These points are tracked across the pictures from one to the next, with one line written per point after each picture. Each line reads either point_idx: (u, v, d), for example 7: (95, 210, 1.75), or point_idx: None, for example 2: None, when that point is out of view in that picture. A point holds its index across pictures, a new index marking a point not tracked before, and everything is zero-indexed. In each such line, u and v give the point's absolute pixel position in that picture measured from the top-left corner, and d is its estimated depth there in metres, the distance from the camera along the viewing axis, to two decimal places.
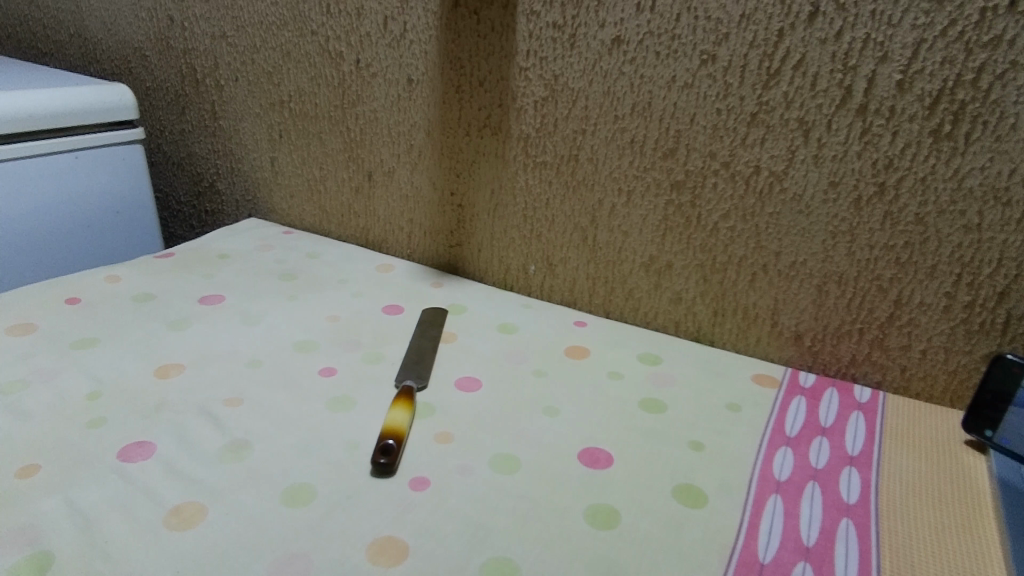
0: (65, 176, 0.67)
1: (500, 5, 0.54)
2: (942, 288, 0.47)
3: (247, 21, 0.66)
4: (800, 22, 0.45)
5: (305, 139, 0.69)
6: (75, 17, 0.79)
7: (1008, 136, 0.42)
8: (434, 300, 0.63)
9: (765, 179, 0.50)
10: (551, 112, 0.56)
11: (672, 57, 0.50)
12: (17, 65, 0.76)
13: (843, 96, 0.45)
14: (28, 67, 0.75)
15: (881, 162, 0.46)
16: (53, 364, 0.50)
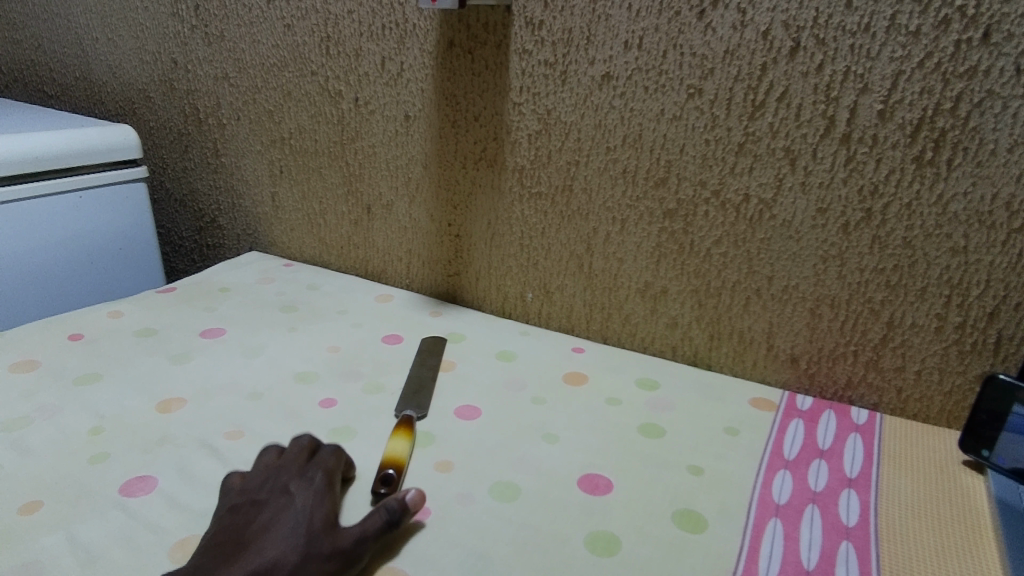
0: (69, 215, 0.68)
1: (493, 45, 0.56)
2: (933, 309, 0.48)
3: (249, 63, 0.68)
4: (782, 57, 0.46)
5: (305, 175, 0.71)
6: (80, 61, 0.81)
7: (988, 162, 0.43)
8: (434, 330, 0.64)
9: (755, 207, 0.51)
10: (545, 145, 0.58)
11: (660, 91, 0.51)
12: (23, 109, 0.78)
13: (827, 126, 0.47)
14: (33, 110, 0.77)
15: (866, 189, 0.47)
16: (57, 400, 0.51)
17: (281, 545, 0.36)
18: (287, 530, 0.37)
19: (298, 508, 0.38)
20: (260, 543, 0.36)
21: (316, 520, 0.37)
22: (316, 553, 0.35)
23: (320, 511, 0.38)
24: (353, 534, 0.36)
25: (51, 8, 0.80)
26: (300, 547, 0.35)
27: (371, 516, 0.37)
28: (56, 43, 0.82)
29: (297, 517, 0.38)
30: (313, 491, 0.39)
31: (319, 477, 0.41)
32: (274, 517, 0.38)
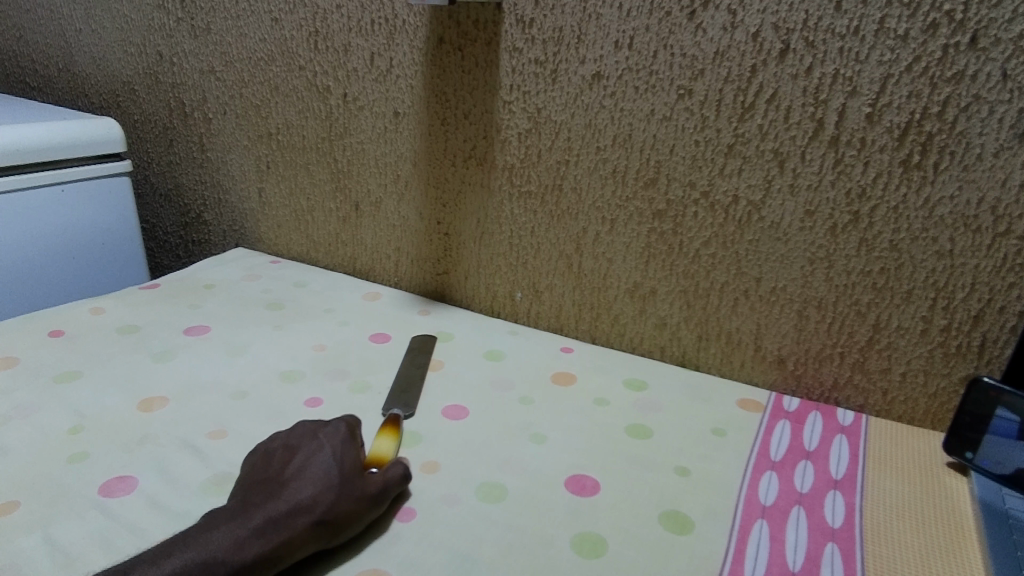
0: (50, 208, 0.67)
1: (483, 42, 0.56)
2: (919, 312, 0.48)
3: (237, 57, 0.67)
4: (772, 59, 0.46)
5: (293, 171, 0.70)
6: (63, 52, 0.80)
7: (975, 166, 0.43)
8: (422, 329, 0.64)
9: (743, 209, 0.51)
10: (535, 143, 0.57)
11: (650, 92, 0.51)
12: (4, 100, 0.76)
13: (816, 128, 0.47)
14: (14, 102, 0.76)
15: (854, 192, 0.47)
16: (35, 398, 0.50)
17: (318, 484, 0.38)
18: (321, 470, 0.39)
19: (328, 451, 0.41)
20: (297, 482, 0.38)
21: (347, 462, 0.40)
22: (350, 494, 0.38)
23: (347, 456, 0.41)
24: (379, 483, 0.40)
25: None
26: (335, 487, 0.38)
27: (391, 472, 0.41)
28: (39, 34, 0.81)
29: (327, 459, 0.40)
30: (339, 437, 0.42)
31: (344, 427, 0.43)
32: (305, 459, 0.40)
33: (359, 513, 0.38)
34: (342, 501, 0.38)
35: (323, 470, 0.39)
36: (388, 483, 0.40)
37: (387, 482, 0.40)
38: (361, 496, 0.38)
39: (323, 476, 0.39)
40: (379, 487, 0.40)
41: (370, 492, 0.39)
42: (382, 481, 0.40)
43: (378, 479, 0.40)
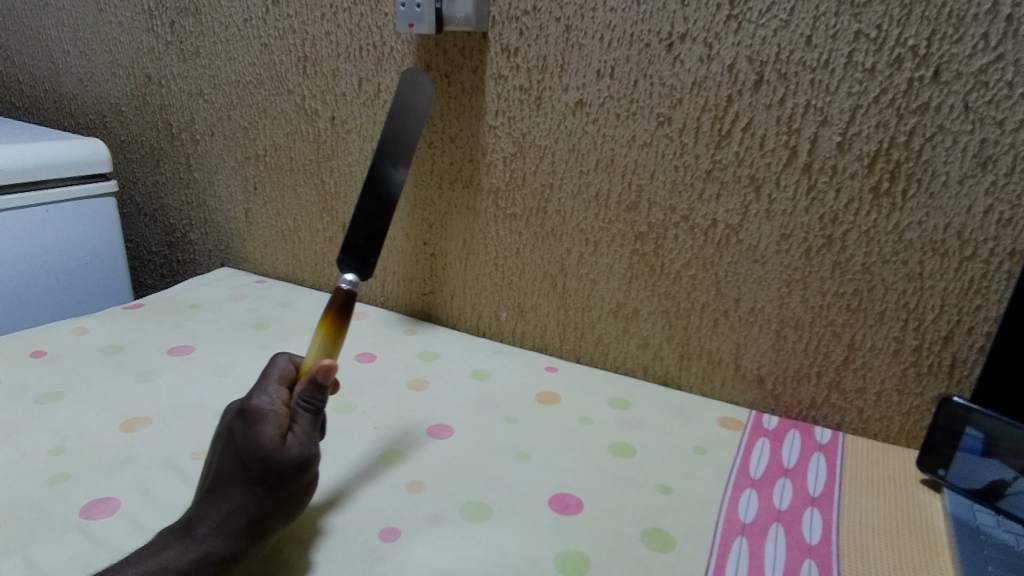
0: (32, 228, 0.66)
1: (469, 69, 0.57)
2: (892, 332, 0.50)
3: (224, 80, 0.68)
4: (746, 89, 0.48)
5: (279, 191, 0.70)
6: (50, 74, 0.80)
7: (941, 193, 0.45)
8: (408, 348, 0.64)
9: (722, 232, 0.53)
10: (519, 167, 0.59)
11: (631, 119, 0.53)
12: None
13: (789, 156, 0.48)
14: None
15: (827, 217, 0.49)
16: (17, 420, 0.50)
17: (245, 483, 0.37)
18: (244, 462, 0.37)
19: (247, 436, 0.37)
20: (221, 482, 0.37)
21: (261, 447, 0.37)
22: (273, 481, 0.37)
23: (255, 433, 0.37)
24: (296, 450, 0.37)
25: (22, 21, 0.79)
26: (253, 482, 0.37)
27: (309, 425, 0.38)
28: (26, 55, 0.81)
29: (238, 447, 0.38)
30: (244, 412, 0.38)
31: (258, 397, 0.39)
32: (224, 450, 0.38)
33: (291, 492, 0.37)
34: (264, 493, 0.37)
35: (236, 460, 0.37)
36: (309, 444, 0.38)
37: (306, 446, 0.38)
38: (282, 476, 0.37)
39: (237, 471, 0.37)
40: (298, 454, 0.37)
41: (289, 466, 0.37)
42: (305, 443, 0.38)
43: (295, 446, 0.37)
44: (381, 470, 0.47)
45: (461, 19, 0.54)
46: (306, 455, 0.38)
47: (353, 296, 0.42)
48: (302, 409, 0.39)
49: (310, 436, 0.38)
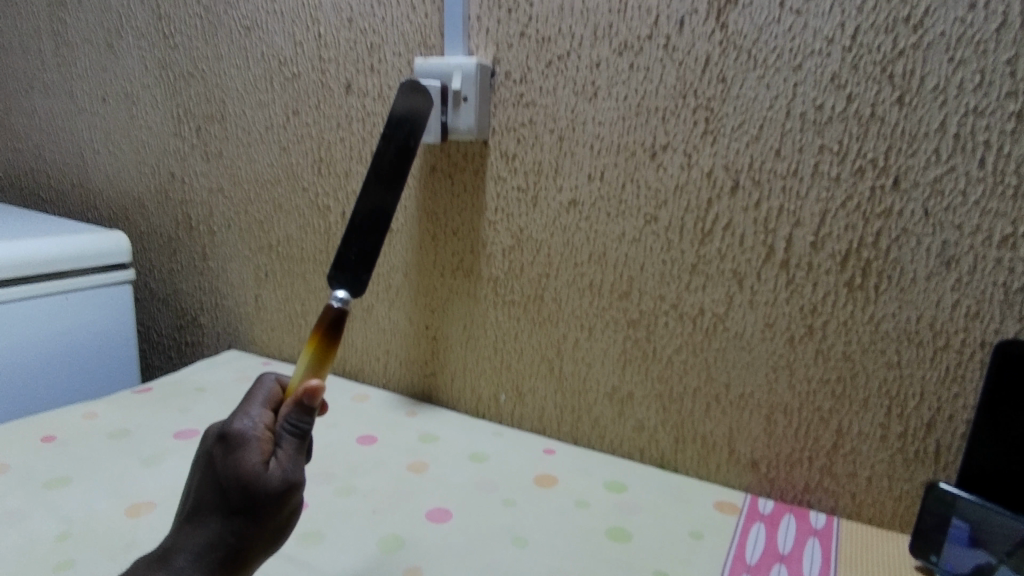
0: (51, 315, 0.69)
1: (472, 171, 0.62)
2: (876, 418, 0.52)
3: (243, 177, 0.73)
4: (724, 194, 0.52)
5: (290, 278, 0.73)
6: (78, 171, 0.85)
7: (911, 288, 0.48)
8: (409, 430, 0.66)
9: (709, 320, 0.56)
10: (518, 257, 0.62)
11: (620, 217, 0.57)
12: (18, 214, 0.81)
13: (767, 252, 0.52)
14: (28, 215, 0.80)
15: (807, 308, 0.52)
16: (25, 505, 0.51)
17: (224, 512, 0.34)
18: (225, 488, 0.34)
19: (228, 460, 0.35)
20: (200, 511, 0.35)
21: (241, 475, 0.34)
22: (254, 511, 0.34)
23: (237, 458, 0.34)
24: (280, 477, 0.34)
25: (56, 124, 0.85)
26: (232, 512, 0.34)
27: (294, 449, 0.35)
28: (57, 154, 0.87)
29: (218, 472, 0.35)
30: (224, 435, 0.35)
31: (242, 418, 0.36)
32: (204, 474, 0.36)
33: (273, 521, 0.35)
34: (244, 520, 0.34)
35: (216, 486, 0.35)
36: (293, 470, 0.35)
37: (290, 472, 0.35)
38: (264, 504, 0.34)
39: (217, 497, 0.35)
40: (281, 481, 0.34)
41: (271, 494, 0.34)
42: (289, 469, 0.35)
43: (278, 474, 0.34)
44: (380, 554, 0.48)
45: (464, 129, 0.58)
46: (290, 483, 0.35)
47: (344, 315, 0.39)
48: (287, 433, 0.36)
49: (295, 461, 0.35)
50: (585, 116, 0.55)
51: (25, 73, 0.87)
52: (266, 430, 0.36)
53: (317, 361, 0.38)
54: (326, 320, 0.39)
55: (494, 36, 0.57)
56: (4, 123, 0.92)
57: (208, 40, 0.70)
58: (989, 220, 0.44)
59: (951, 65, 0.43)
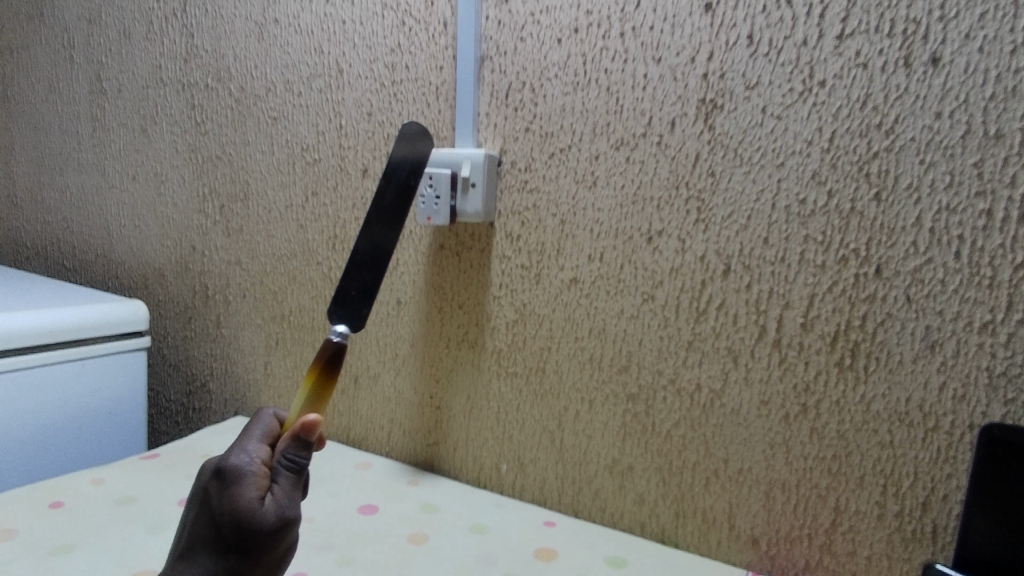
0: (68, 380, 0.71)
1: (478, 249, 0.65)
2: (873, 496, 0.52)
3: (260, 250, 0.76)
4: (717, 276, 0.55)
5: (299, 347, 0.76)
6: (103, 242, 0.90)
7: (899, 369, 0.50)
8: (410, 500, 0.67)
9: (706, 395, 0.57)
10: (521, 331, 0.65)
11: (619, 295, 0.59)
12: (43, 283, 0.84)
13: (760, 332, 0.54)
14: (53, 284, 0.84)
15: (800, 386, 0.54)
16: (30, 573, 0.51)
17: (219, 548, 0.35)
18: (221, 524, 0.35)
19: (224, 497, 0.36)
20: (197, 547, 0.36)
21: (237, 512, 0.35)
22: (248, 547, 0.35)
23: (232, 494, 0.35)
24: (275, 513, 0.35)
25: (86, 198, 0.90)
26: (227, 547, 0.35)
27: (289, 486, 0.37)
28: (84, 226, 0.91)
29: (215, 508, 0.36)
30: (221, 471, 0.36)
31: (239, 453, 0.37)
32: (202, 508, 0.37)
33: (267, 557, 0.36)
34: (241, 557, 0.35)
35: (213, 521, 0.36)
36: (287, 507, 0.36)
37: (284, 509, 0.36)
38: (259, 540, 0.35)
39: (214, 533, 0.36)
40: (275, 517, 0.35)
41: (265, 530, 0.35)
42: (284, 507, 0.36)
43: (272, 510, 0.35)
44: None
45: (472, 212, 0.62)
46: (285, 519, 0.36)
47: (343, 351, 0.42)
48: (283, 472, 0.37)
49: (289, 497, 0.36)
50: (586, 202, 0.59)
51: (61, 152, 0.92)
52: (261, 466, 0.37)
53: (315, 396, 0.41)
54: (324, 356, 0.41)
55: (501, 130, 0.62)
56: (36, 197, 0.97)
57: (235, 126, 0.75)
58: (969, 307, 0.47)
59: (922, 167, 0.46)
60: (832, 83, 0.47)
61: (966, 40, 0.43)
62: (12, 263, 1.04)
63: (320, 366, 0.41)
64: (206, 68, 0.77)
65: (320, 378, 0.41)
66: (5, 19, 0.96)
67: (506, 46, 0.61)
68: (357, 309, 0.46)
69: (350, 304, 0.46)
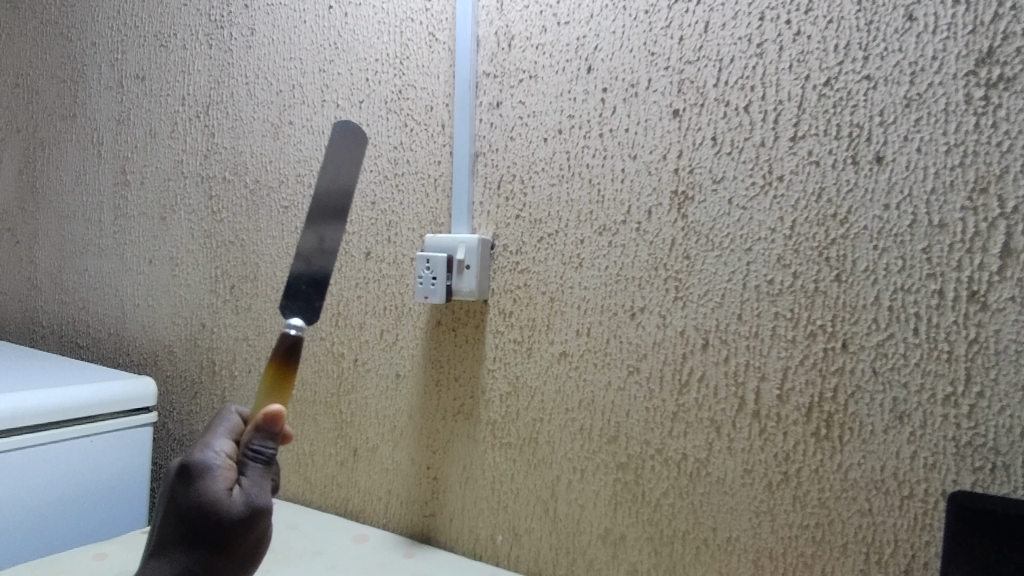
0: (77, 456, 0.74)
1: (473, 324, 0.69)
2: (857, 566, 0.52)
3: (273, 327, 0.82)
4: (697, 350, 0.58)
5: (301, 419, 0.82)
6: (117, 320, 0.95)
7: (871, 439, 0.51)
8: (406, 572, 0.67)
9: (692, 464, 0.59)
10: (514, 403, 0.67)
11: (607, 367, 0.63)
12: (59, 361, 0.88)
13: (739, 403, 0.57)
14: (68, 361, 0.88)
15: (780, 455, 0.55)
16: None
17: (198, 535, 0.42)
18: (197, 514, 0.42)
19: (197, 493, 0.42)
20: (176, 538, 0.43)
21: (211, 504, 0.42)
22: (225, 532, 0.42)
23: (202, 488, 0.42)
24: (245, 501, 0.42)
25: (104, 280, 0.96)
26: (205, 535, 0.42)
27: (255, 476, 0.44)
28: (100, 306, 0.97)
29: (187, 503, 0.42)
30: (190, 471, 0.43)
31: (204, 452, 0.44)
32: (174, 504, 0.43)
33: (244, 538, 0.43)
34: (218, 542, 0.43)
35: (186, 515, 0.42)
36: (255, 493, 0.43)
37: (253, 496, 0.43)
38: (232, 526, 0.42)
39: (189, 524, 0.42)
40: (243, 506, 0.42)
41: (235, 517, 0.42)
42: (253, 494, 0.43)
43: (243, 498, 0.42)
44: None
45: (467, 291, 0.66)
46: (253, 504, 0.43)
47: (295, 351, 0.47)
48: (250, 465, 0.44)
49: (256, 486, 0.43)
50: (573, 281, 0.63)
51: (83, 238, 0.99)
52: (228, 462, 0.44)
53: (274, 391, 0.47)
54: (278, 356, 0.47)
55: (493, 217, 0.67)
56: (58, 280, 1.03)
57: (247, 213, 0.81)
58: (931, 380, 0.49)
59: (876, 252, 0.50)
60: (790, 178, 0.53)
61: (905, 141, 0.48)
62: (30, 341, 1.08)
63: (276, 363, 0.47)
64: (223, 162, 0.83)
65: (277, 373, 0.47)
66: (42, 122, 1.06)
67: (497, 144, 0.67)
68: (310, 303, 0.52)
69: (303, 299, 0.52)
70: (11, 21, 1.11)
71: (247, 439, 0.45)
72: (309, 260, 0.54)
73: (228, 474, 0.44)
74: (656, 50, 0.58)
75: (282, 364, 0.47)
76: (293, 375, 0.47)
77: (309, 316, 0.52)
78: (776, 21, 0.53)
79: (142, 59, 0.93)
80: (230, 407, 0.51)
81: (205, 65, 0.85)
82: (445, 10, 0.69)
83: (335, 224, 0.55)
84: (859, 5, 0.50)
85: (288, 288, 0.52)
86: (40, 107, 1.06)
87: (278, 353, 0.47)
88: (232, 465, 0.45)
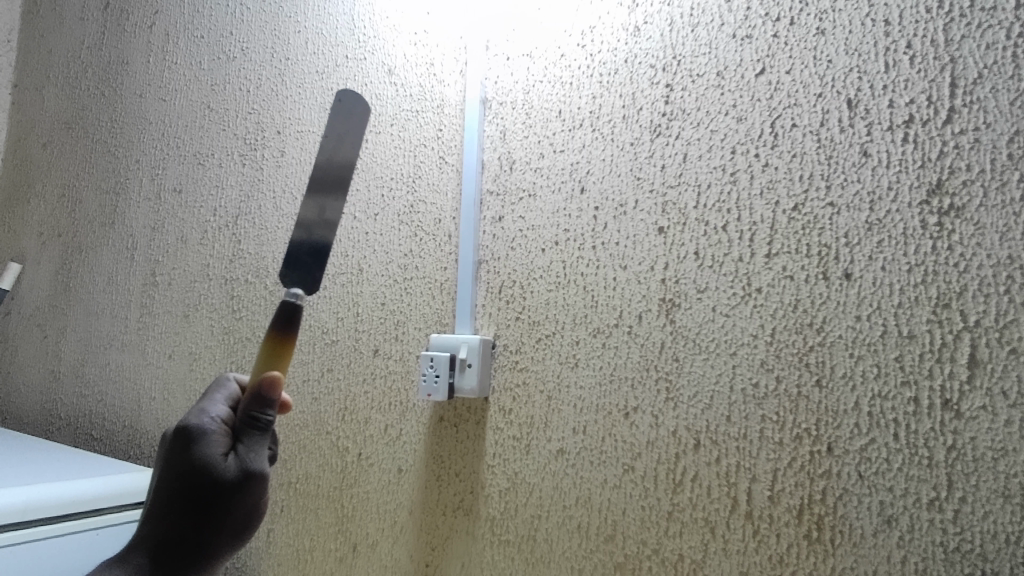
0: (83, 550, 0.74)
1: (474, 420, 0.72)
2: None
3: (288, 419, 0.86)
4: (689, 449, 0.59)
5: (303, 513, 0.83)
6: (132, 413, 0.97)
7: (862, 542, 0.51)
8: None
9: (689, 565, 0.58)
10: (513, 498, 0.68)
11: (603, 465, 0.64)
12: (74, 455, 0.91)
13: (732, 503, 0.57)
14: (81, 456, 0.90)
15: (775, 558, 0.54)
16: None
17: (193, 497, 0.46)
18: (194, 476, 0.46)
19: (194, 457, 0.46)
20: (172, 500, 0.47)
21: (208, 468, 0.45)
22: (221, 496, 0.46)
23: (198, 452, 0.46)
24: (242, 468, 0.46)
25: (125, 373, 1.00)
26: (201, 497, 0.46)
27: (250, 445, 0.48)
28: (117, 398, 1.00)
29: (184, 464, 0.46)
30: (188, 436, 0.47)
31: (200, 418, 0.48)
32: (171, 467, 0.47)
33: (239, 505, 0.47)
34: (214, 505, 0.46)
35: (182, 476, 0.46)
36: (250, 460, 0.47)
37: (248, 464, 0.47)
38: (227, 489, 0.46)
39: (183, 486, 0.46)
40: (238, 470, 0.46)
41: (231, 482, 0.46)
42: (250, 461, 0.47)
43: (240, 465, 0.46)
44: None
45: (468, 389, 0.69)
46: (247, 470, 0.46)
47: (298, 321, 0.49)
48: (247, 436, 0.48)
49: (251, 454, 0.47)
50: (569, 381, 0.66)
51: (108, 334, 1.04)
52: (223, 428, 0.48)
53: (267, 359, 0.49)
54: (275, 325, 0.48)
55: (494, 319, 0.72)
56: (81, 374, 1.07)
57: (264, 311, 0.85)
58: (915, 485, 0.49)
59: (853, 359, 0.53)
60: (767, 290, 0.57)
61: (870, 260, 0.53)
62: (45, 434, 1.11)
63: (275, 330, 0.48)
64: (246, 265, 0.89)
65: (276, 340, 0.48)
66: (80, 227, 1.15)
67: (500, 252, 0.73)
68: (310, 272, 0.55)
69: (304, 268, 0.55)
70: (65, 140, 1.23)
71: (244, 407, 0.48)
72: (310, 229, 0.57)
73: (223, 439, 0.48)
74: (642, 175, 0.65)
75: (282, 333, 0.48)
76: (293, 342, 0.49)
77: (310, 286, 0.55)
78: (747, 155, 0.59)
79: (180, 174, 1.01)
80: (227, 375, 0.55)
81: (237, 180, 0.93)
82: (454, 137, 0.77)
83: (336, 198, 0.58)
84: (819, 142, 0.56)
85: (291, 258, 0.55)
86: (81, 214, 1.15)
87: (277, 322, 0.48)
88: (227, 430, 0.49)
